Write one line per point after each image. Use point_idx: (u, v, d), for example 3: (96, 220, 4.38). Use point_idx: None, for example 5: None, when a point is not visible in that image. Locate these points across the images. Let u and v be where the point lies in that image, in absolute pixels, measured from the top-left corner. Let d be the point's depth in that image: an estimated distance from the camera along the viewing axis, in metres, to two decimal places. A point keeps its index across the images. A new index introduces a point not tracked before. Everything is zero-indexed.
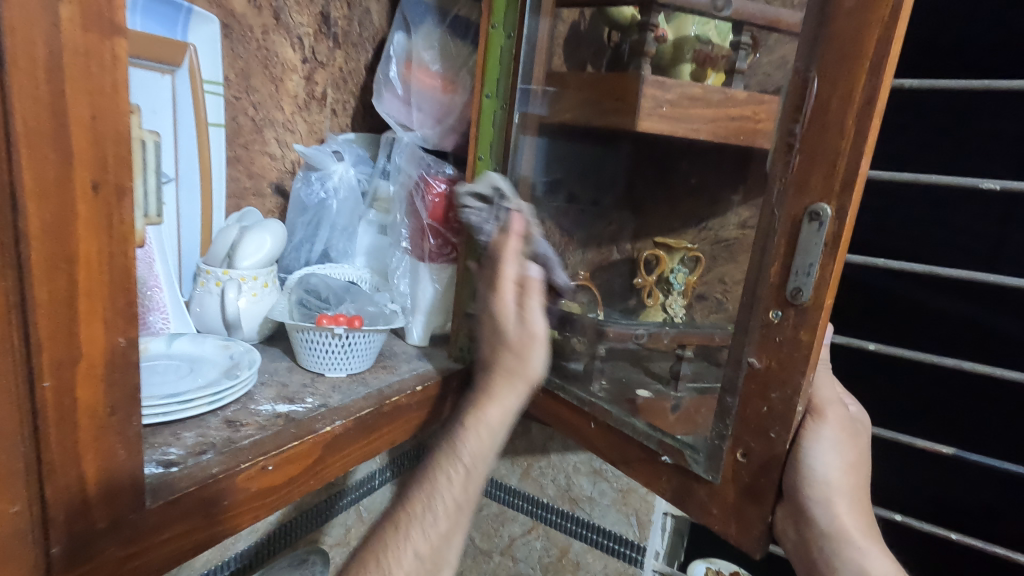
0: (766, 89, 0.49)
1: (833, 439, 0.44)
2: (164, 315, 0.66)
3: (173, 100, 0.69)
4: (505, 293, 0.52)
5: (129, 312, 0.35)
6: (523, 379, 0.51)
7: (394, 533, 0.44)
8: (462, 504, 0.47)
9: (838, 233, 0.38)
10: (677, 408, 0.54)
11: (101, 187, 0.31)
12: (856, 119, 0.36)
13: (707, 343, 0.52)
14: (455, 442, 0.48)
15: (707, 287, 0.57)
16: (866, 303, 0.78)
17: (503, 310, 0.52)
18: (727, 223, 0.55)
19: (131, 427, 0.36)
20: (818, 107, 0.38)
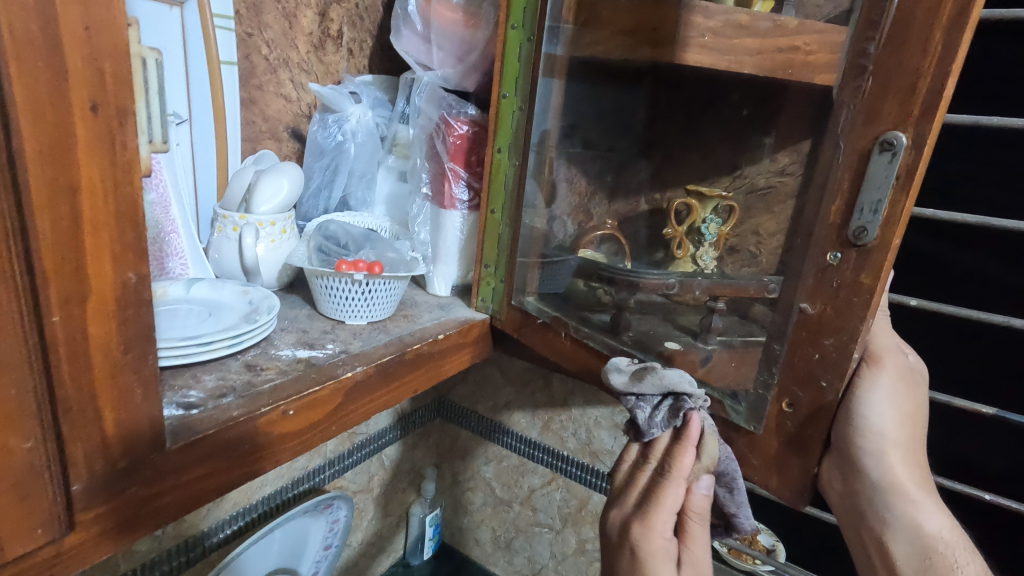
0: (819, 20, 0.45)
1: (888, 390, 0.42)
2: (183, 260, 0.65)
3: (183, 35, 0.66)
4: (658, 520, 0.45)
5: (139, 247, 0.33)
6: None
7: None
8: None
9: (912, 165, 0.34)
10: (708, 361, 0.52)
11: (101, 109, 0.29)
12: (945, 34, 0.32)
13: (739, 295, 0.50)
14: None
15: (740, 240, 0.56)
16: (907, 261, 0.76)
17: (656, 546, 0.45)
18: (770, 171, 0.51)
19: (148, 365, 0.35)
20: (898, 22, 0.33)
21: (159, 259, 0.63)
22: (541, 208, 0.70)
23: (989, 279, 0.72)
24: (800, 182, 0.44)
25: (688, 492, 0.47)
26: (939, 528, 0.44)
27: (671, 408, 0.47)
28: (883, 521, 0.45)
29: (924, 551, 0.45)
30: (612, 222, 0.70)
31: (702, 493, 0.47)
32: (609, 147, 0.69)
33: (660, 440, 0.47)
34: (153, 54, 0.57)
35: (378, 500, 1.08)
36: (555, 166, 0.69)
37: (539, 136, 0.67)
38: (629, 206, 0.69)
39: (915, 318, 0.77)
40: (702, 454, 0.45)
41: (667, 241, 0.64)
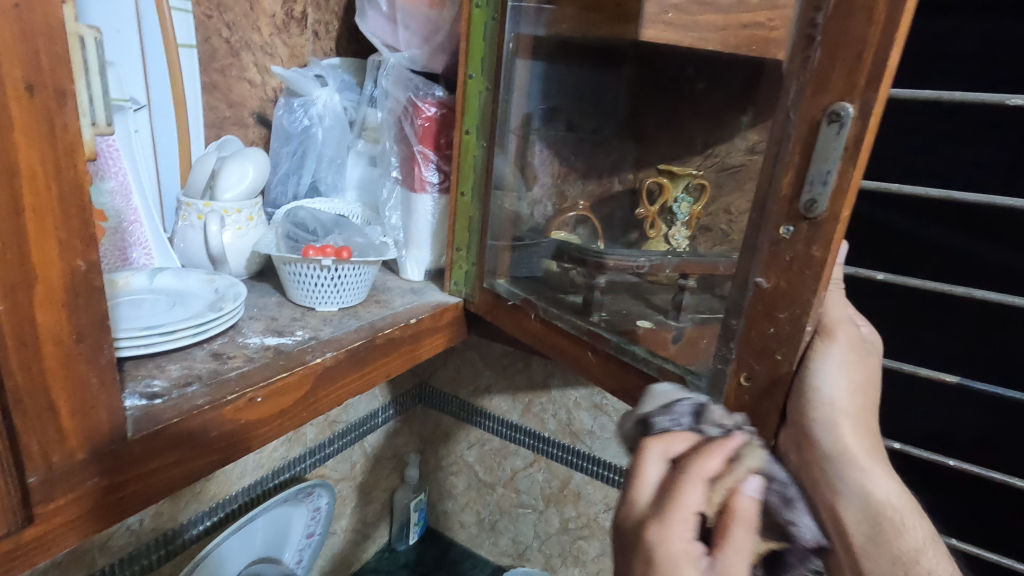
0: None
1: (841, 359, 0.43)
2: (146, 250, 0.63)
3: (137, 17, 0.64)
4: (678, 531, 0.32)
5: (87, 233, 0.32)
6: None
7: None
8: None
9: (859, 136, 0.34)
10: (679, 338, 0.52)
11: (37, 90, 0.28)
12: (890, 3, 0.32)
13: (710, 273, 0.50)
14: None
15: (712, 219, 0.55)
16: (862, 236, 0.77)
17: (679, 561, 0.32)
18: (734, 149, 0.52)
19: (103, 355, 0.35)
20: None
21: (121, 248, 0.62)
22: (523, 192, 0.72)
23: (956, 253, 0.72)
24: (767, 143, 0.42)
25: (735, 490, 0.35)
26: (887, 494, 0.46)
27: (700, 417, 0.39)
28: (836, 490, 0.45)
29: (874, 516, 0.46)
30: (586, 203, 0.70)
31: (754, 493, 0.35)
32: (591, 130, 0.71)
33: (680, 440, 0.37)
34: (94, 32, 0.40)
35: (361, 488, 1.09)
36: (535, 149, 0.72)
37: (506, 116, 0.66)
38: (603, 186, 0.69)
39: (880, 292, 0.78)
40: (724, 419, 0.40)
41: (642, 221, 0.64)
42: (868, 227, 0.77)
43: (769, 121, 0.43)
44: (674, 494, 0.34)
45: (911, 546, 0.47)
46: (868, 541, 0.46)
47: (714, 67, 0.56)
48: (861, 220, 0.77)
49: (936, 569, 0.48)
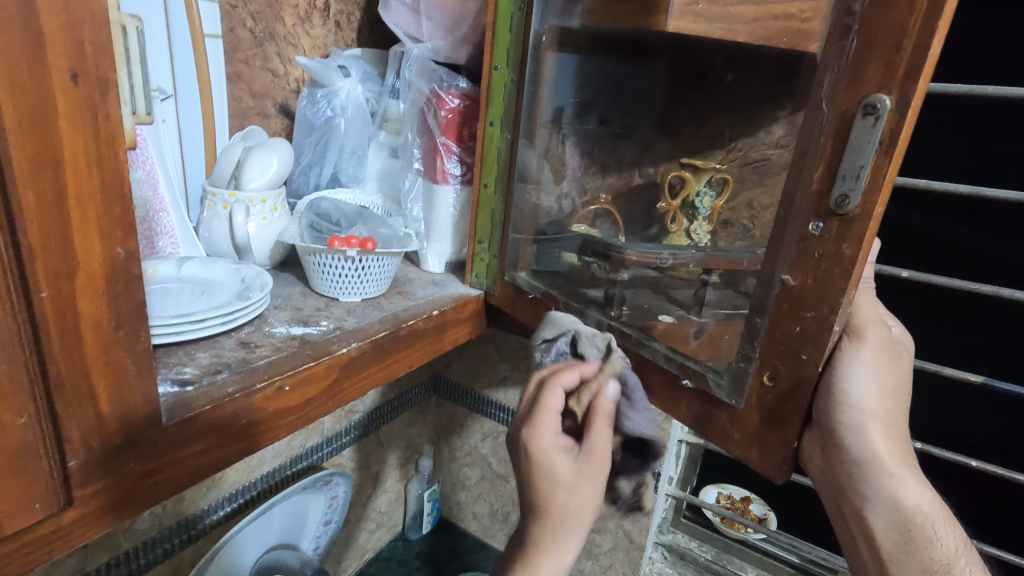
0: None
1: (872, 363, 0.41)
2: (173, 239, 0.64)
3: (164, 7, 0.64)
4: (550, 405, 0.47)
5: (126, 221, 0.32)
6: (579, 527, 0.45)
7: None
8: None
9: (896, 128, 0.32)
10: (701, 333, 0.52)
11: (81, 79, 0.28)
12: None
13: (733, 268, 0.50)
14: None
15: (734, 213, 0.54)
16: (889, 235, 0.79)
17: (547, 447, 0.45)
18: (762, 143, 0.51)
19: (140, 342, 0.35)
20: None
21: (149, 238, 0.62)
22: (550, 186, 0.72)
23: (979, 252, 0.74)
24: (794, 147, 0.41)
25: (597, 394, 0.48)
26: (918, 501, 0.44)
27: (575, 346, 0.53)
28: (863, 496, 0.44)
29: (904, 524, 0.44)
30: (607, 195, 0.70)
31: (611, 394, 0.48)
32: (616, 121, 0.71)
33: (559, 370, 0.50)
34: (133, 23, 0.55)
35: (375, 477, 1.10)
36: (566, 146, 0.72)
37: (531, 106, 0.66)
38: (624, 180, 0.70)
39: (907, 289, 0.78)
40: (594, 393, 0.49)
41: (662, 215, 0.64)
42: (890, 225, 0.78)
43: (799, 113, 0.42)
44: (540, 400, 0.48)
45: (947, 559, 0.44)
46: (896, 548, 0.44)
47: (744, 62, 0.55)
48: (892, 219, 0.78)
49: None
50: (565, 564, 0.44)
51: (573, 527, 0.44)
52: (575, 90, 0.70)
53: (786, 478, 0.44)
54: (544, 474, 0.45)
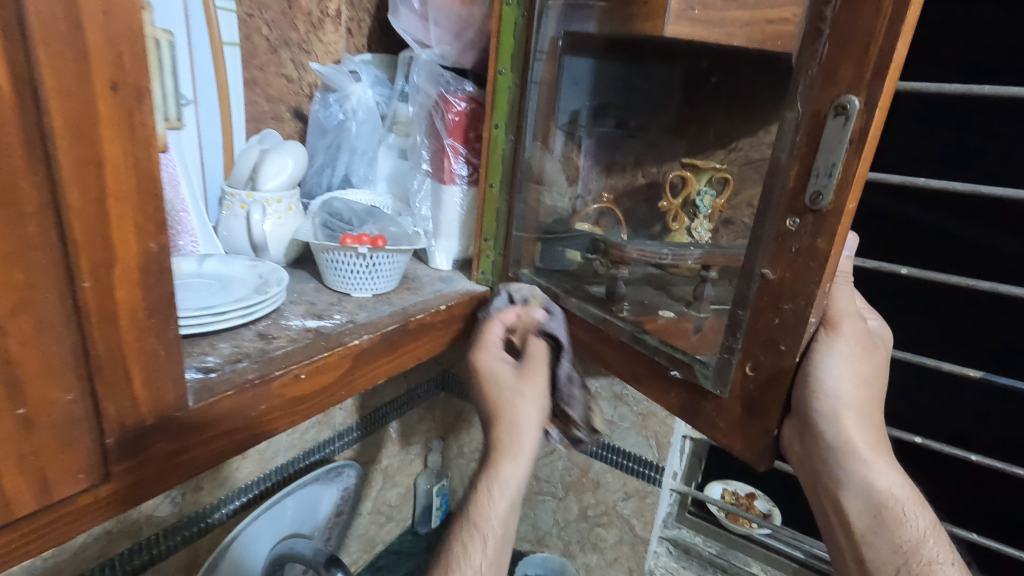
0: None
1: (846, 354, 0.43)
2: (193, 238, 0.67)
3: (186, 16, 0.68)
4: (494, 329, 0.64)
5: (159, 218, 0.35)
6: (515, 450, 0.57)
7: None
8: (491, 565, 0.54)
9: (865, 128, 0.34)
10: (700, 329, 0.54)
11: (120, 88, 0.31)
12: None
13: (729, 264, 0.52)
14: (475, 512, 0.55)
15: (735, 211, 0.56)
16: (877, 230, 0.81)
17: (487, 351, 0.62)
18: (761, 143, 0.52)
19: (170, 330, 0.38)
20: None
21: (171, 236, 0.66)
22: (563, 187, 0.76)
23: (977, 245, 0.76)
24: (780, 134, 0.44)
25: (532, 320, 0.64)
26: (889, 485, 0.45)
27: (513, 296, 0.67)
28: (837, 480, 0.46)
29: (876, 507, 0.45)
30: (609, 195, 0.74)
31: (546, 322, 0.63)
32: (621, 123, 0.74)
33: (507, 311, 0.66)
34: (165, 36, 0.65)
35: (385, 471, 1.13)
36: (581, 147, 0.75)
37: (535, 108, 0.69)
38: (627, 179, 0.73)
39: (897, 283, 0.83)
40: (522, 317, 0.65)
41: (664, 214, 0.67)
42: (880, 218, 0.81)
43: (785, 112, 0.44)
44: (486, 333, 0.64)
45: (915, 540, 0.45)
46: (869, 530, 0.45)
47: (742, 68, 0.57)
48: (879, 211, 0.81)
49: (943, 562, 0.44)
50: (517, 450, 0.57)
51: (512, 432, 0.58)
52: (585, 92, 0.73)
53: (768, 464, 0.46)
54: (489, 379, 0.60)
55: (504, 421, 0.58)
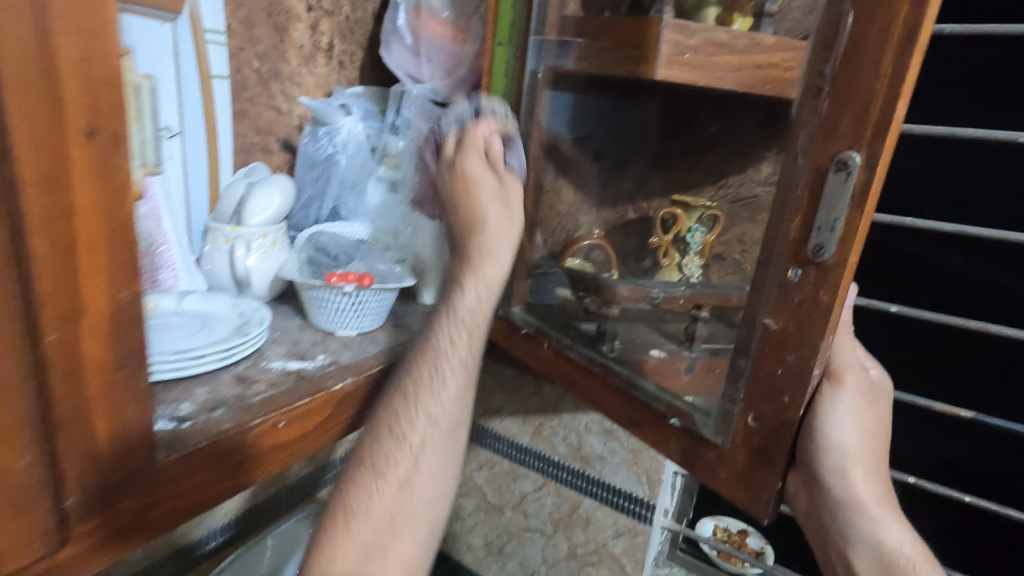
0: (795, 36, 0.47)
1: (851, 406, 0.43)
2: (174, 272, 0.65)
3: (175, 50, 0.67)
4: (476, 139, 0.67)
5: (132, 265, 0.34)
6: (494, 260, 0.62)
7: (409, 397, 0.54)
8: (466, 365, 0.57)
9: (867, 184, 0.34)
10: (692, 368, 0.53)
11: (96, 134, 0.30)
12: (895, 55, 0.32)
13: (723, 303, 0.51)
14: (454, 311, 0.58)
15: (725, 248, 0.55)
16: (868, 268, 0.82)
17: (475, 166, 0.66)
18: (752, 180, 0.52)
19: (141, 381, 0.36)
20: (853, 41, 0.34)
21: (151, 271, 0.64)
22: (547, 221, 0.74)
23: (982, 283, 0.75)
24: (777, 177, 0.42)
25: (491, 142, 0.68)
26: (899, 544, 0.44)
27: (478, 113, 0.70)
28: (845, 537, 0.45)
29: (887, 567, 0.44)
30: (601, 230, 0.72)
31: (514, 160, 0.69)
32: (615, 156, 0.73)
33: (481, 126, 0.67)
34: (147, 81, 0.58)
35: None
36: (564, 179, 0.74)
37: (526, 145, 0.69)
38: (617, 215, 0.71)
39: (887, 320, 0.82)
40: (492, 133, 0.67)
41: (654, 249, 0.65)
42: (876, 256, 0.81)
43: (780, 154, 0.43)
44: (468, 143, 0.67)
45: None
46: None
47: (725, 105, 0.57)
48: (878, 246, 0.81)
49: None
50: (503, 261, 0.63)
51: (501, 245, 0.63)
52: (569, 126, 0.72)
53: (773, 518, 0.44)
54: (474, 185, 0.65)
55: (487, 229, 0.63)
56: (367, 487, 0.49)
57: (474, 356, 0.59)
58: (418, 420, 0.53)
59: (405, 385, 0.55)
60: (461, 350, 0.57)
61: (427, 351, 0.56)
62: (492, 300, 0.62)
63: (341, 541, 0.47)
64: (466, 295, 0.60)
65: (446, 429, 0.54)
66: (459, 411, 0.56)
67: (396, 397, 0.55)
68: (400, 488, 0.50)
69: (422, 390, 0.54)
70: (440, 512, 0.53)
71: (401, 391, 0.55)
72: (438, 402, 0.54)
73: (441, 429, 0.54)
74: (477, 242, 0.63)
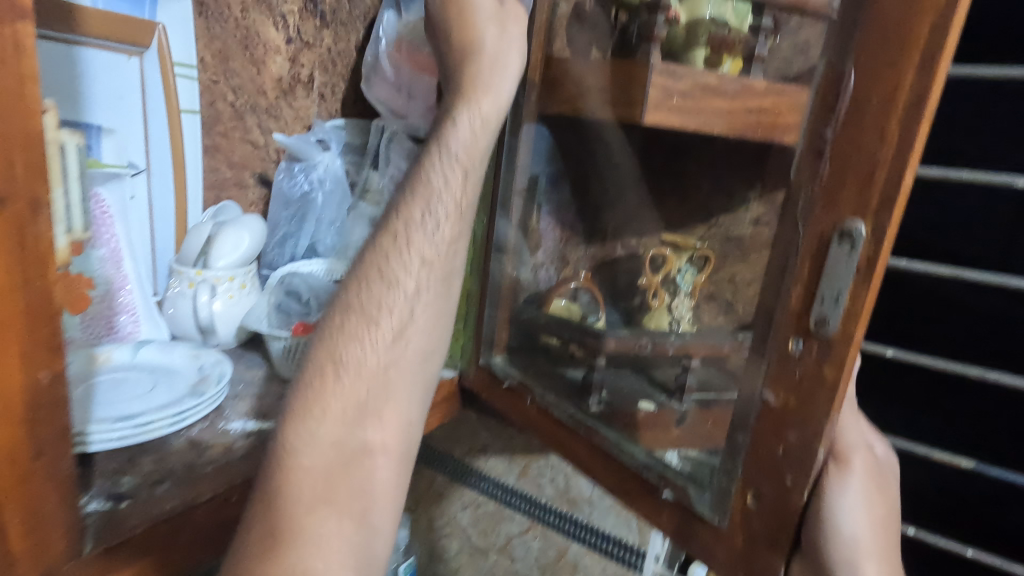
0: (787, 77, 0.42)
1: (860, 494, 0.39)
2: (134, 317, 0.62)
3: (142, 84, 0.64)
4: None
5: (54, 342, 0.30)
6: (496, 94, 0.49)
7: (393, 244, 0.43)
8: (463, 210, 0.46)
9: (873, 257, 0.31)
10: (683, 421, 0.51)
11: (10, 203, 0.27)
12: (901, 122, 0.30)
13: (716, 350, 0.47)
14: (447, 142, 0.45)
15: (717, 288, 0.52)
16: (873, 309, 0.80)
17: None
18: (740, 222, 0.49)
19: (64, 468, 0.32)
20: (854, 107, 0.32)
21: (108, 318, 0.60)
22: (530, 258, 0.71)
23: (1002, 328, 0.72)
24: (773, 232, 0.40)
25: None
26: None
27: None
28: None
29: None
30: (588, 270, 0.69)
31: None
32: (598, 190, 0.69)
33: None
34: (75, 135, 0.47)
35: None
36: (541, 213, 0.71)
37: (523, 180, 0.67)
38: (604, 249, 0.69)
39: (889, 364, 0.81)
40: None
41: (643, 290, 0.63)
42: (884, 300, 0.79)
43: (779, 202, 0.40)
44: None
45: None
46: None
47: (708, 150, 0.53)
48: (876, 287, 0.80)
49: None
50: (507, 90, 0.50)
51: (501, 73, 0.49)
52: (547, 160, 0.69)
53: None
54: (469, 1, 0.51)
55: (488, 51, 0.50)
56: (354, 331, 0.40)
57: (472, 199, 0.47)
58: (408, 265, 0.42)
59: (389, 226, 0.44)
60: (458, 190, 0.45)
61: (414, 186, 0.44)
62: (495, 136, 0.49)
63: (327, 397, 0.39)
64: (460, 128, 0.46)
65: (440, 279, 0.44)
66: (451, 260, 0.45)
67: (376, 246, 0.43)
68: (394, 337, 0.41)
69: (412, 230, 0.43)
70: (436, 370, 0.44)
71: (386, 232, 0.43)
72: (431, 245, 0.43)
73: (431, 278, 0.43)
74: (472, 70, 0.49)
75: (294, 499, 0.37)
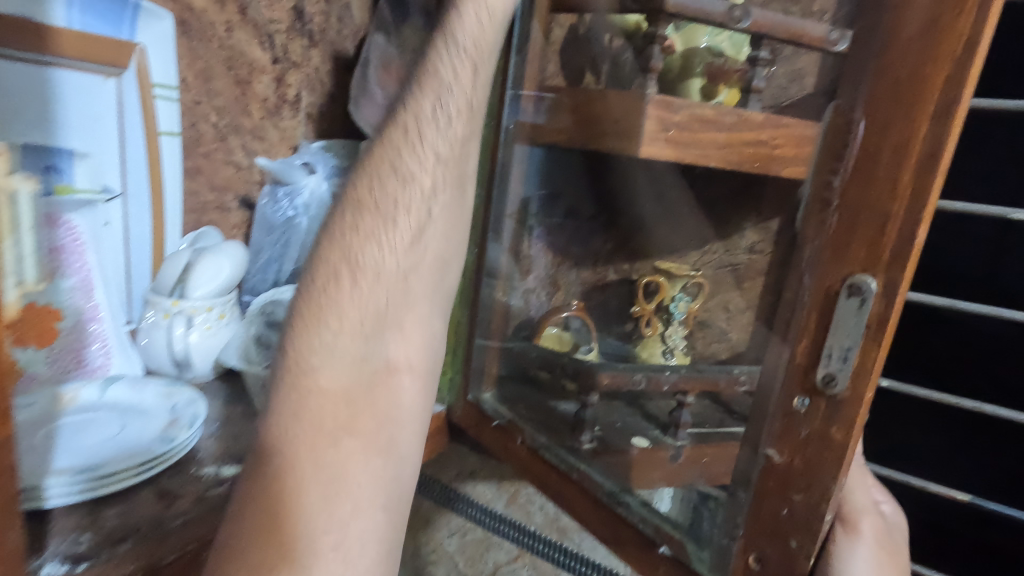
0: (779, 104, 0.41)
1: (871, 561, 0.37)
2: (105, 350, 0.59)
3: (119, 106, 0.62)
4: None
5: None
6: None
7: (401, 138, 0.39)
8: (474, 105, 0.42)
9: (884, 314, 0.29)
10: (678, 457, 0.50)
11: None
12: (913, 176, 0.28)
13: (712, 386, 0.46)
14: (453, 32, 0.40)
15: (710, 315, 0.52)
16: None
17: None
18: (738, 247, 0.47)
19: (10, 541, 0.29)
20: (863, 156, 0.30)
21: (77, 351, 0.57)
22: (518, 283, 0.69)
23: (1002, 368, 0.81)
24: (769, 273, 0.40)
25: None
26: None
27: None
28: None
29: None
30: (580, 300, 0.67)
31: None
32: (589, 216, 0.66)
33: None
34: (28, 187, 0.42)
35: None
36: (530, 236, 0.68)
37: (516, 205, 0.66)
38: (596, 275, 0.66)
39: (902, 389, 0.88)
40: None
41: (637, 318, 0.63)
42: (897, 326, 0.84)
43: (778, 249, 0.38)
44: None
45: None
46: None
47: (697, 185, 0.51)
48: None
49: None
50: None
51: None
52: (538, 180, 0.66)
53: None
54: None
55: None
56: (369, 236, 0.37)
57: (482, 93, 0.43)
58: (420, 162, 0.39)
59: (398, 121, 0.40)
60: (467, 84, 0.41)
61: (420, 78, 0.40)
62: (503, 28, 0.44)
63: (343, 302, 0.37)
64: (465, 15, 0.41)
65: (452, 178, 0.41)
66: (463, 158, 0.42)
67: (382, 146, 0.40)
68: (412, 241, 0.39)
69: (424, 125, 0.39)
70: (455, 277, 0.43)
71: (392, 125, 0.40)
72: (443, 140, 0.40)
73: (445, 175, 0.40)
74: None
75: (318, 422, 0.35)
